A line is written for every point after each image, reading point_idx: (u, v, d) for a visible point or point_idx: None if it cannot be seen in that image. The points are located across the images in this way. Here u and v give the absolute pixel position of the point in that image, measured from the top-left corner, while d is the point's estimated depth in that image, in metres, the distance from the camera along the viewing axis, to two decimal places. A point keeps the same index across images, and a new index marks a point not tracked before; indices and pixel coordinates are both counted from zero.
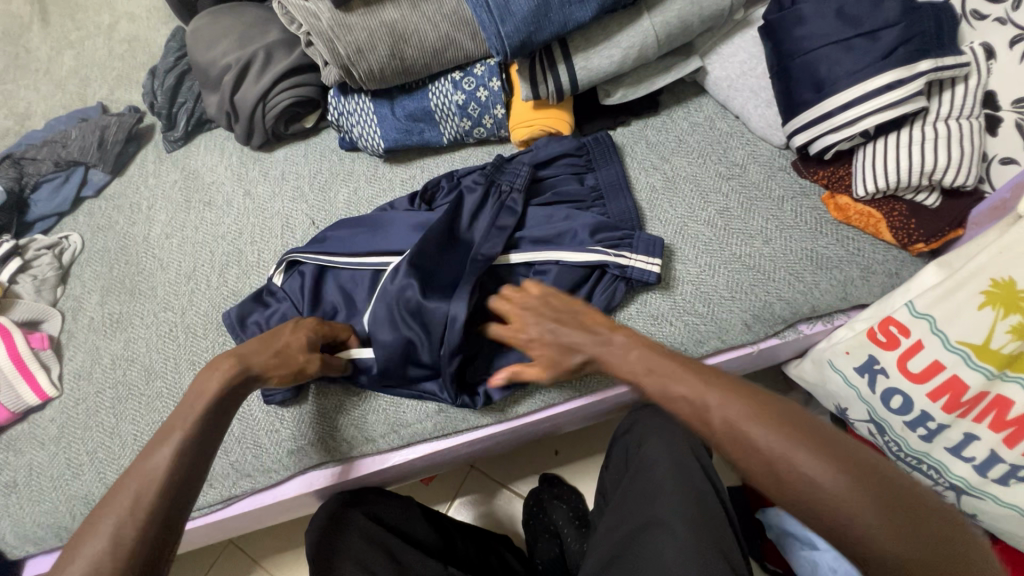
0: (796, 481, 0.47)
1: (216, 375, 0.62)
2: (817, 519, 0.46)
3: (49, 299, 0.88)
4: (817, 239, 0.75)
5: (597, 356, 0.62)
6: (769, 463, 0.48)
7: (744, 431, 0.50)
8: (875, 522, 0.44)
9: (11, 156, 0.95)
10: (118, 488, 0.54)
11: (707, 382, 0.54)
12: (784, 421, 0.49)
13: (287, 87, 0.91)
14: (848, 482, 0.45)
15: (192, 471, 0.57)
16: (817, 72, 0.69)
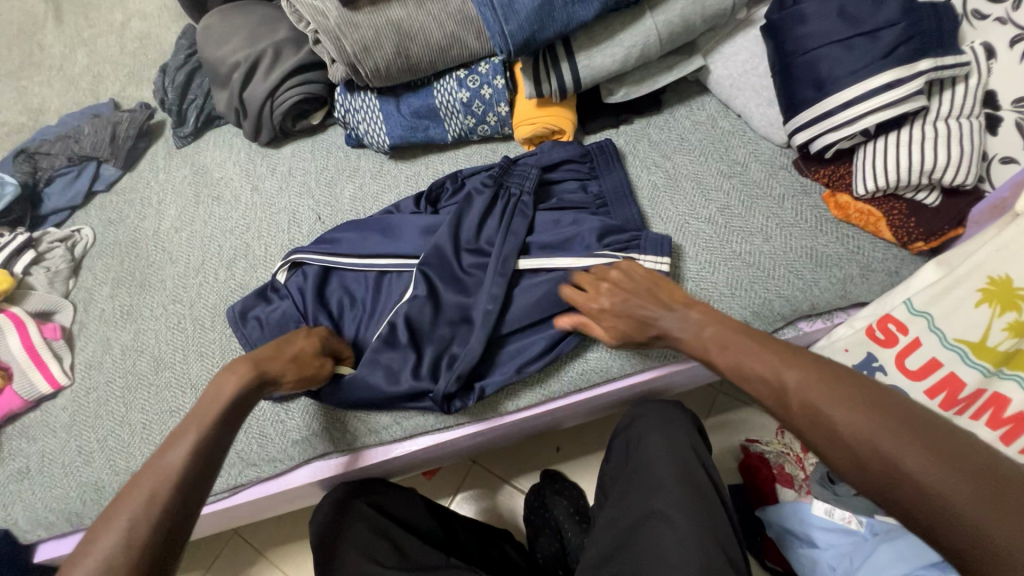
0: (864, 451, 0.47)
1: (234, 380, 0.63)
2: (883, 489, 0.46)
3: (61, 290, 0.90)
4: (817, 237, 0.76)
5: (671, 334, 0.65)
6: (835, 432, 0.49)
7: (810, 402, 0.51)
8: (950, 494, 0.43)
9: (26, 151, 0.98)
10: (131, 486, 0.54)
11: (779, 356, 0.55)
12: (858, 396, 0.50)
13: (295, 84, 0.92)
14: (920, 453, 0.45)
15: (207, 470, 0.57)
16: (818, 71, 0.70)
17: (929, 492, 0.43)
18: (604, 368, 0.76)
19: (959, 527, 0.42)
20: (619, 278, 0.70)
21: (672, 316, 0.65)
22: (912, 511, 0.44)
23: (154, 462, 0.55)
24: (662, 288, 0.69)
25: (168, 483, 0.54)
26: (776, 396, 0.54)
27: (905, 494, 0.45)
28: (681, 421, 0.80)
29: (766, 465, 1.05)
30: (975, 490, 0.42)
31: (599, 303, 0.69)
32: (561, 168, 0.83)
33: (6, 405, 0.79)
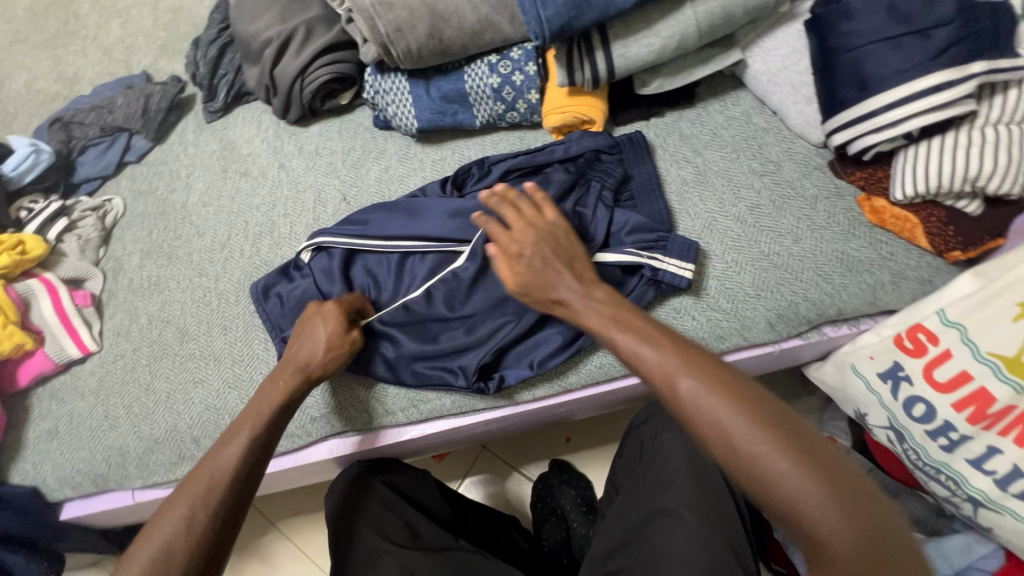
0: (744, 454, 0.49)
1: (282, 383, 0.67)
2: (756, 488, 0.49)
3: (91, 259, 0.92)
4: (849, 241, 0.74)
5: (573, 308, 0.63)
6: (726, 433, 0.50)
7: (700, 401, 0.52)
8: (811, 498, 0.47)
9: (61, 119, 0.99)
10: (186, 486, 0.59)
11: (669, 351, 0.55)
12: (735, 392, 0.52)
13: (326, 63, 0.92)
14: (791, 459, 0.48)
15: (251, 476, 0.62)
16: (863, 70, 0.67)
17: (795, 498, 0.47)
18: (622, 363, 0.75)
19: (818, 526, 0.47)
20: (530, 233, 0.67)
21: (575, 295, 0.63)
22: (778, 509, 0.49)
23: (208, 460, 0.61)
24: (571, 253, 0.67)
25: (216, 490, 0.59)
26: (665, 391, 0.54)
27: (755, 482, 0.49)
28: None
29: None
30: (832, 497, 0.47)
31: (518, 254, 0.66)
32: (588, 154, 0.81)
33: (38, 367, 0.81)
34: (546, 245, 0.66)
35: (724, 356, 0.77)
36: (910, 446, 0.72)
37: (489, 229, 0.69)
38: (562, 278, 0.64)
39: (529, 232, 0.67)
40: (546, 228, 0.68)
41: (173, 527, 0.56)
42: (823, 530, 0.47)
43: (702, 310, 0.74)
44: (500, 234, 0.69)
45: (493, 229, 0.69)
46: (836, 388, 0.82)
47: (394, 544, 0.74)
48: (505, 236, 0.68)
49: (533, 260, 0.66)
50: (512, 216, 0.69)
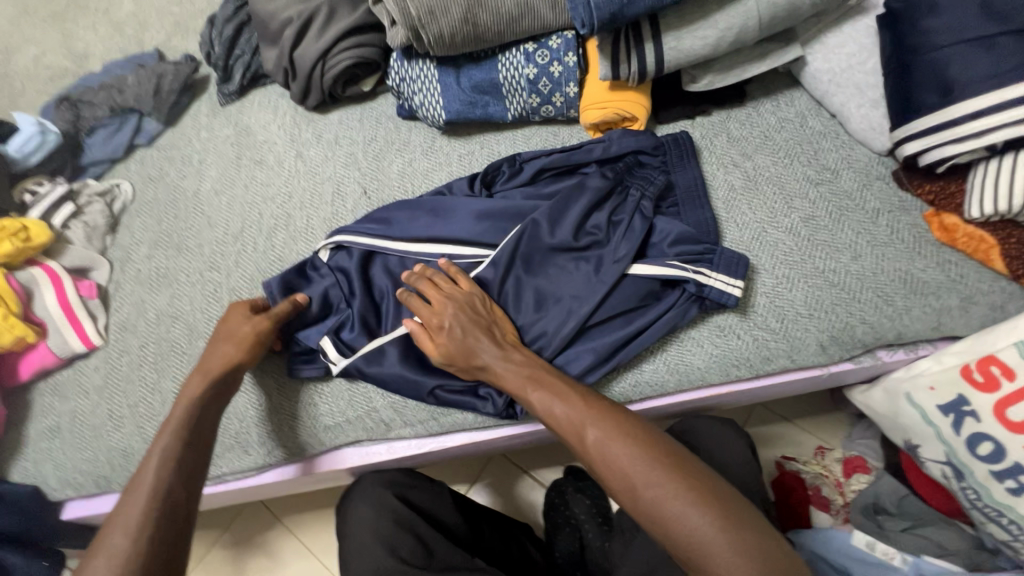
0: (647, 503, 0.51)
1: (193, 391, 0.64)
2: (661, 536, 0.51)
3: (98, 247, 0.87)
4: (914, 261, 0.68)
5: (493, 369, 0.63)
6: (630, 484, 0.52)
7: (605, 453, 0.54)
8: (713, 541, 0.48)
9: (69, 98, 0.95)
10: (115, 514, 0.53)
11: (577, 404, 0.58)
12: (642, 442, 0.54)
13: (349, 46, 0.86)
14: (692, 505, 0.50)
15: (184, 480, 0.56)
16: (946, 73, 0.61)
17: (699, 543, 0.49)
18: (658, 383, 0.69)
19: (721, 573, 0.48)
20: (449, 305, 0.65)
21: (497, 349, 0.63)
22: (685, 557, 0.49)
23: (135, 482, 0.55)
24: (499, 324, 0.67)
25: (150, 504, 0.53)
26: (576, 443, 0.56)
27: (671, 531, 0.50)
28: (735, 447, 0.75)
29: (803, 485, 0.99)
30: (735, 541, 0.48)
31: (441, 320, 0.65)
32: (627, 159, 0.75)
33: (40, 361, 0.77)
34: (460, 312, 0.65)
35: (768, 377, 0.71)
36: (968, 485, 0.68)
37: (406, 300, 0.68)
38: (481, 335, 0.64)
39: (443, 303, 0.66)
40: (465, 295, 0.67)
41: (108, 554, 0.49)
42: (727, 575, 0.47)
43: (749, 330, 0.69)
44: (414, 303, 0.67)
45: (411, 301, 0.68)
46: (883, 416, 0.76)
47: (407, 563, 0.71)
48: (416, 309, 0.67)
49: (453, 330, 0.64)
50: (429, 287, 0.68)
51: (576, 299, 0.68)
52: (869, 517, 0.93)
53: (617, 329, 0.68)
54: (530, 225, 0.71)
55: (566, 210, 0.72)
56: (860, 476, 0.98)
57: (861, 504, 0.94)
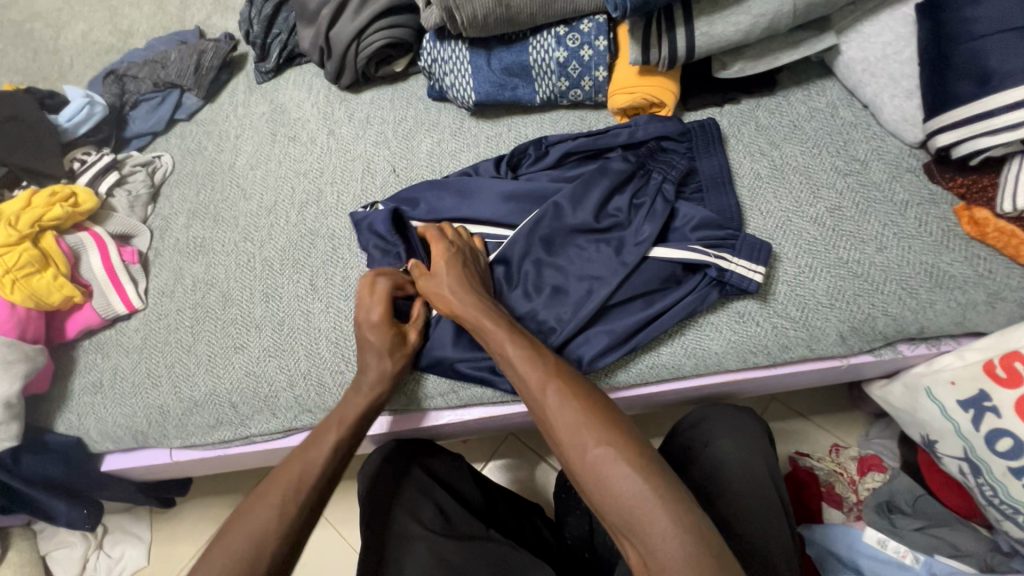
0: (590, 464, 0.52)
1: (368, 386, 0.67)
2: (597, 497, 0.52)
3: (140, 215, 0.92)
4: (940, 254, 0.67)
5: (474, 321, 0.64)
6: (577, 451, 0.53)
7: (557, 414, 0.56)
8: (646, 512, 0.49)
9: (115, 72, 0.99)
10: (271, 485, 0.57)
11: (543, 367, 0.59)
12: (594, 413, 0.55)
13: (383, 26, 0.88)
14: (633, 471, 0.51)
15: (333, 481, 0.60)
16: (984, 63, 0.60)
17: (633, 508, 0.49)
18: (676, 365, 0.70)
19: (648, 539, 0.48)
20: (445, 256, 0.69)
21: (478, 304, 0.65)
22: (616, 520, 0.50)
23: (297, 461, 0.60)
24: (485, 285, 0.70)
25: (309, 494, 0.58)
26: (535, 404, 0.58)
27: (609, 501, 0.51)
28: (753, 432, 0.76)
29: (816, 481, 0.99)
30: (667, 519, 0.48)
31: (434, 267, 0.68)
32: (650, 143, 0.76)
33: (86, 320, 0.82)
34: (455, 265, 0.68)
35: (785, 366, 0.72)
36: (985, 481, 0.67)
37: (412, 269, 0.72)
38: (470, 293, 0.66)
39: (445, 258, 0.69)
40: (461, 250, 0.70)
41: (264, 526, 0.54)
42: (654, 541, 0.48)
43: (768, 317, 0.69)
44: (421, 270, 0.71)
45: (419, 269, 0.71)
46: (902, 412, 0.76)
47: (426, 529, 0.73)
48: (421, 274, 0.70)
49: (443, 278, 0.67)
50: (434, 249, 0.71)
51: (597, 280, 0.70)
52: (882, 515, 0.92)
53: (636, 311, 0.69)
54: (552, 207, 0.72)
55: (588, 193, 0.73)
56: (875, 474, 0.98)
57: (874, 502, 0.93)
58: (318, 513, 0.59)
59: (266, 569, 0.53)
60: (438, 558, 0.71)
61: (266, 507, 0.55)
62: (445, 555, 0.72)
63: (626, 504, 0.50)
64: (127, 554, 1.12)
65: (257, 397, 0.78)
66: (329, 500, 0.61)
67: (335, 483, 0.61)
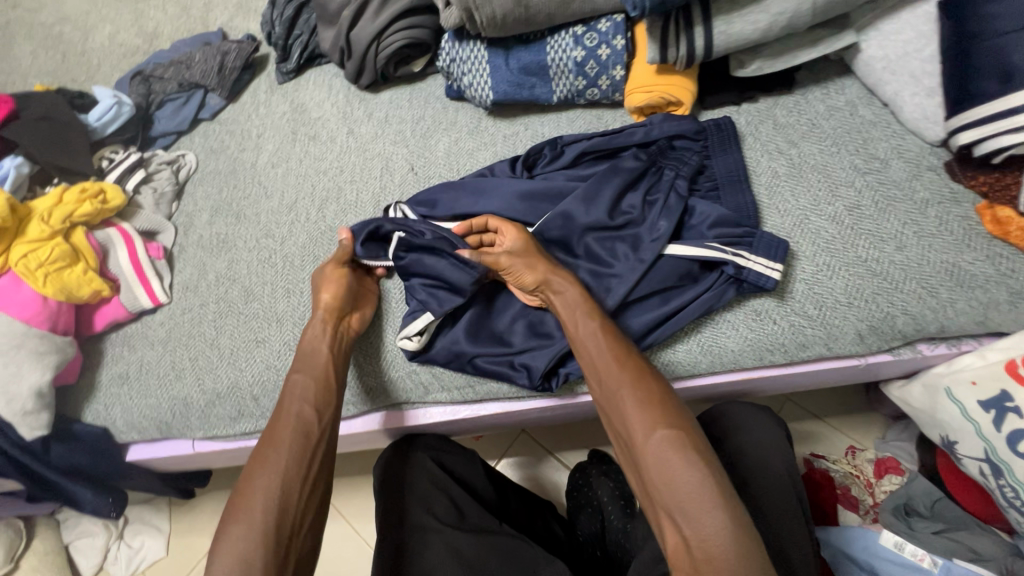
0: (653, 445, 0.53)
1: (311, 334, 0.71)
2: (651, 477, 0.52)
3: (165, 212, 0.94)
4: (962, 253, 0.67)
5: (558, 298, 0.66)
6: (636, 431, 0.54)
7: (628, 391, 0.56)
8: (698, 499, 0.49)
9: (142, 73, 1.02)
10: (257, 454, 0.62)
11: (615, 348, 0.60)
12: (659, 398, 0.56)
13: (403, 27, 0.89)
14: (698, 460, 0.51)
15: (304, 425, 0.64)
16: (1007, 60, 0.60)
17: (687, 496, 0.50)
18: (692, 363, 0.70)
19: (698, 525, 0.49)
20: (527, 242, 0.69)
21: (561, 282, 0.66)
22: (668, 503, 0.51)
23: (275, 420, 0.65)
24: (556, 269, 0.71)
25: (287, 444, 0.62)
26: (604, 380, 0.59)
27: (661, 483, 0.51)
28: (773, 433, 0.75)
29: (832, 483, 0.99)
30: (716, 509, 0.49)
31: (516, 249, 0.68)
32: (661, 142, 0.76)
33: (113, 314, 0.84)
34: (532, 247, 0.69)
35: (802, 364, 0.72)
36: (1006, 483, 0.67)
37: (473, 258, 0.69)
38: (553, 269, 0.67)
39: (513, 238, 0.70)
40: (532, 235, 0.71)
41: (257, 484, 0.59)
42: (704, 530, 0.48)
43: (785, 315, 0.69)
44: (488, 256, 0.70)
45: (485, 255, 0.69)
46: (921, 412, 0.76)
47: (443, 523, 0.74)
48: (493, 258, 0.69)
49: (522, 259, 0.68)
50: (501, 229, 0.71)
51: (612, 277, 0.70)
52: (899, 517, 0.91)
53: (653, 308, 0.70)
54: (565, 206, 0.72)
55: (601, 190, 0.73)
56: (892, 477, 0.98)
57: (891, 505, 0.93)
58: (302, 452, 0.62)
59: (259, 520, 0.56)
60: (454, 550, 0.72)
61: (254, 472, 0.60)
62: (461, 549, 0.72)
63: (679, 489, 0.50)
64: (147, 545, 1.14)
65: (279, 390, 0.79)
66: (316, 439, 0.64)
67: (309, 421, 0.65)
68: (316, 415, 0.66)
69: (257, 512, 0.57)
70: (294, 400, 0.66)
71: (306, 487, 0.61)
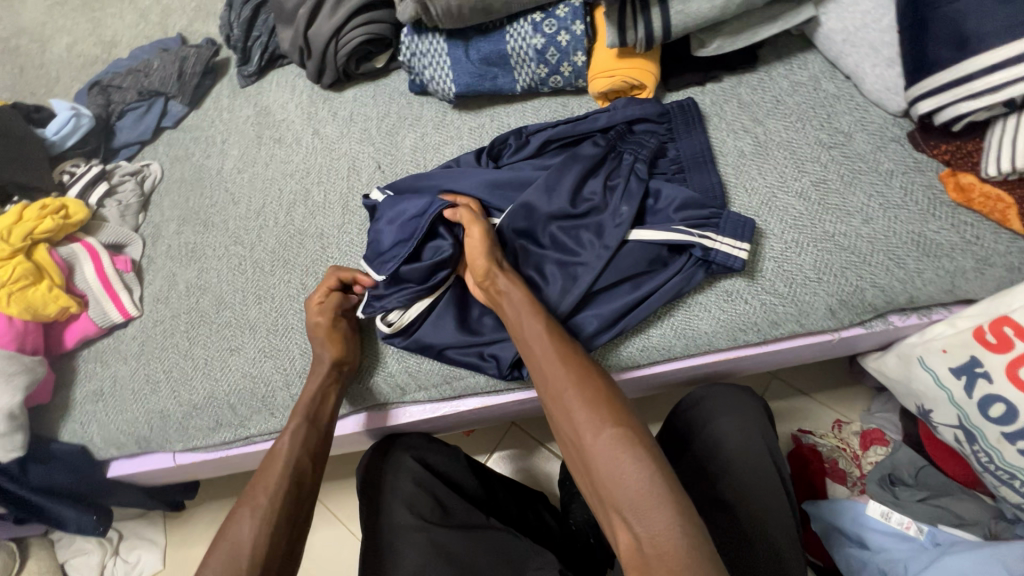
0: (602, 446, 0.52)
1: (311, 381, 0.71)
2: (599, 476, 0.51)
3: (131, 224, 0.93)
4: (927, 222, 0.67)
5: (506, 300, 0.64)
6: (583, 432, 0.53)
7: (575, 392, 0.55)
8: (648, 496, 0.49)
9: (100, 83, 1.00)
10: (246, 498, 0.61)
11: (562, 349, 0.59)
12: (602, 399, 0.55)
13: (361, 23, 0.88)
14: (646, 459, 0.51)
15: (299, 473, 0.65)
16: (961, 26, 0.59)
17: (638, 493, 0.49)
18: (666, 347, 0.70)
19: (649, 522, 0.48)
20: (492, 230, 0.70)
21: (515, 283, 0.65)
22: (617, 500, 0.50)
23: (267, 463, 0.65)
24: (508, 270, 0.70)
25: (277, 489, 0.62)
26: (548, 384, 0.58)
27: (609, 485, 0.51)
28: (750, 411, 0.75)
29: (819, 457, 0.98)
30: (667, 505, 0.48)
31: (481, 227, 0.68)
32: (620, 127, 0.76)
33: (83, 330, 0.83)
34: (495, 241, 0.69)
35: (777, 342, 0.72)
36: (980, 448, 0.67)
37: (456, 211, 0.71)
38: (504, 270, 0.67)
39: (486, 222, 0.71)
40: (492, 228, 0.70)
41: (242, 531, 0.58)
42: (656, 527, 0.48)
43: (756, 294, 0.69)
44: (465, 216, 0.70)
45: (460, 214, 0.70)
46: (897, 382, 0.76)
47: (425, 521, 0.74)
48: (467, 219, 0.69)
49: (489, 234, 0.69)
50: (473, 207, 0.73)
51: (580, 266, 0.70)
52: (885, 488, 0.91)
53: (623, 294, 0.70)
54: (527, 196, 0.72)
55: (561, 179, 0.73)
56: (878, 448, 0.96)
57: (878, 476, 0.93)
58: (296, 501, 0.63)
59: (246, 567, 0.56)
60: (439, 548, 0.72)
61: (243, 515, 0.60)
62: (446, 546, 0.72)
63: (626, 485, 0.50)
64: (142, 559, 1.14)
65: (255, 397, 0.79)
66: (308, 489, 0.65)
67: (305, 471, 0.65)
68: (312, 464, 0.67)
69: (246, 556, 0.57)
70: (292, 447, 0.66)
71: (292, 536, 0.61)
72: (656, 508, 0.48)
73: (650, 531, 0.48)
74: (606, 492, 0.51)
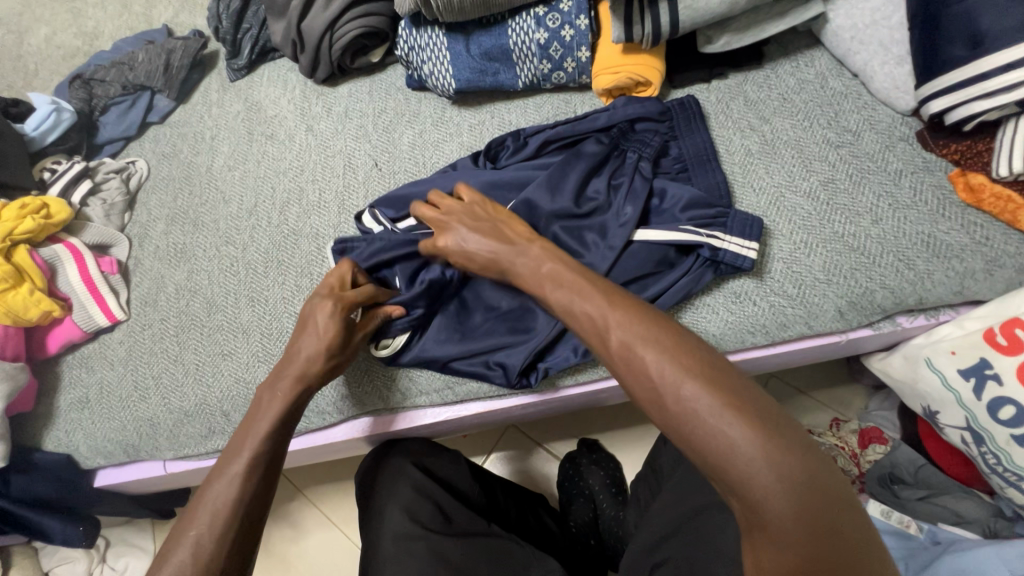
0: (676, 398, 0.45)
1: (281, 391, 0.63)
2: (685, 435, 0.44)
3: (117, 224, 0.89)
4: (937, 223, 0.66)
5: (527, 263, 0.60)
6: (653, 388, 0.46)
7: (633, 344, 0.48)
8: (745, 447, 0.42)
9: (82, 76, 0.96)
10: (182, 527, 0.53)
11: (603, 301, 0.52)
12: (667, 344, 0.47)
13: (356, 15, 0.85)
14: (731, 402, 0.43)
15: (252, 503, 0.56)
16: (976, 23, 0.58)
17: (733, 446, 0.42)
18: None
19: (751, 481, 0.41)
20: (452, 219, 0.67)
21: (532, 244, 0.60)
22: (711, 459, 0.43)
23: (212, 487, 0.56)
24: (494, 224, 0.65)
25: (221, 521, 0.53)
26: (600, 344, 0.51)
27: (700, 444, 0.44)
28: None
29: (818, 457, 0.96)
30: (770, 453, 0.41)
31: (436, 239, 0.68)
32: (621, 125, 0.74)
33: (67, 335, 0.80)
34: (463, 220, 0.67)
35: (786, 345, 0.71)
36: (988, 450, 0.67)
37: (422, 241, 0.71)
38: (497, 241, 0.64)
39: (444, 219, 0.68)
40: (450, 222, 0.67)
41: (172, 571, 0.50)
42: (761, 485, 0.41)
43: (765, 296, 0.68)
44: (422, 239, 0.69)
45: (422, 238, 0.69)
46: (902, 383, 0.76)
47: (426, 528, 0.72)
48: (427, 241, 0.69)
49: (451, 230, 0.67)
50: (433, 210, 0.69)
51: (585, 268, 0.68)
52: (885, 486, 0.92)
53: (630, 296, 0.68)
54: (528, 196, 0.70)
55: (563, 178, 0.71)
56: (877, 447, 0.94)
57: (878, 474, 0.93)
58: (240, 535, 0.54)
59: None
60: (440, 556, 0.70)
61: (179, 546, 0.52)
62: (447, 555, 0.70)
63: (718, 440, 0.42)
64: (131, 567, 1.10)
65: (249, 404, 0.76)
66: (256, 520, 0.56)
67: (256, 496, 0.56)
68: (262, 491, 0.57)
69: None
70: (240, 469, 0.57)
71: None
72: (757, 462, 0.41)
73: (756, 489, 0.41)
74: (696, 450, 0.44)
